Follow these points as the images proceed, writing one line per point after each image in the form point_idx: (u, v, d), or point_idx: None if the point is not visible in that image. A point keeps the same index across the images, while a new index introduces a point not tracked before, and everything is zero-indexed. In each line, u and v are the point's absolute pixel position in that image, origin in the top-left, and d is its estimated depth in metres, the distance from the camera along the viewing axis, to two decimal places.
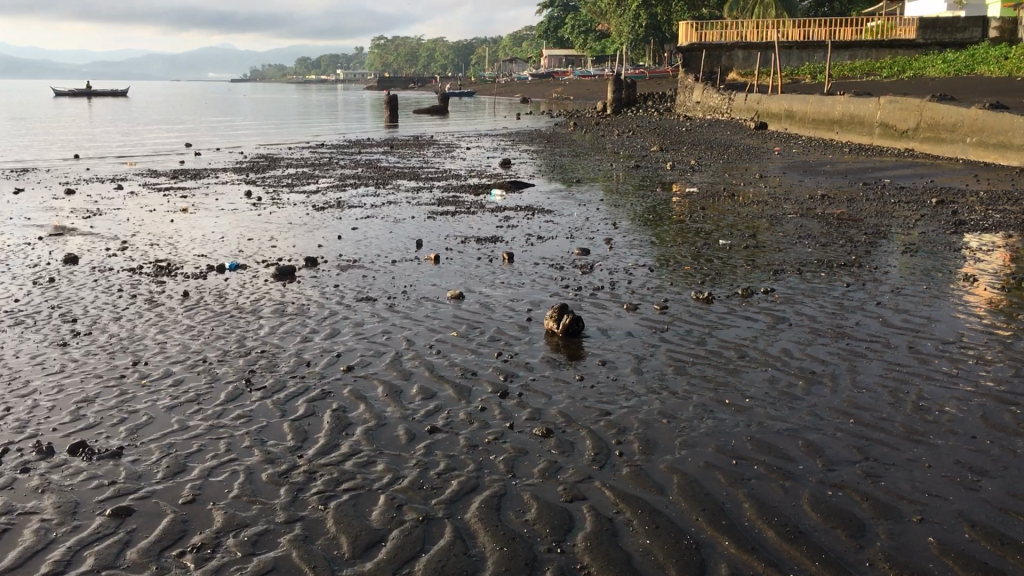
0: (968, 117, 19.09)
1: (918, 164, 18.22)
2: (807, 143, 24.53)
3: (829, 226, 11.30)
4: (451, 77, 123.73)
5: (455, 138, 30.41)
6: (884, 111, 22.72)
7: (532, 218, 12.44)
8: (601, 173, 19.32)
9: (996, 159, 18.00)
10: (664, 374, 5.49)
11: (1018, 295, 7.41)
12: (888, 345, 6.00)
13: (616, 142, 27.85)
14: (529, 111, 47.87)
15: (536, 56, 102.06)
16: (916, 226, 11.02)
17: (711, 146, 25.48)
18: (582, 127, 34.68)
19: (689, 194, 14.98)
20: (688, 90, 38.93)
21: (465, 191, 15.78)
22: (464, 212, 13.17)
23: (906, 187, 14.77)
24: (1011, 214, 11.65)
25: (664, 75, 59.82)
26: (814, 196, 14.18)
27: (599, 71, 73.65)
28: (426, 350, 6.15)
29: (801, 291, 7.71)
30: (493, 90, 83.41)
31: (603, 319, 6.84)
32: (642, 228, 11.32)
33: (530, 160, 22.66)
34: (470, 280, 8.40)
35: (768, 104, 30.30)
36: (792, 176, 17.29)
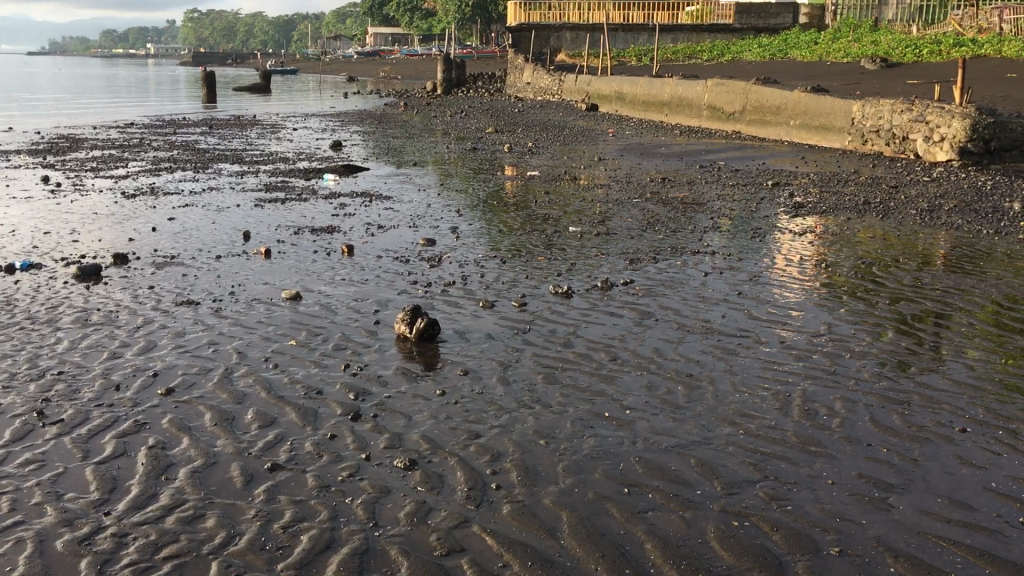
0: (792, 100, 19.75)
1: (747, 146, 18.67)
2: (638, 124, 24.82)
3: (675, 210, 11.17)
4: (272, 55, 119.36)
5: (281, 119, 28.98)
6: (711, 93, 23.21)
7: (370, 205, 11.71)
8: (437, 156, 18.71)
9: (819, 140, 18.68)
10: (532, 384, 4.96)
11: (873, 280, 7.40)
12: (760, 340, 5.72)
13: (449, 123, 27.30)
14: (357, 91, 46.53)
15: (360, 34, 99.94)
16: (758, 209, 11.07)
17: (544, 127, 25.33)
18: (413, 107, 33.85)
19: (530, 178, 14.65)
20: (518, 70, 38.83)
21: (295, 176, 14.80)
22: (295, 199, 12.27)
23: (740, 169, 14.99)
24: (844, 195, 11.95)
25: (491, 55, 59.73)
26: (654, 179, 14.15)
27: (426, 51, 72.76)
28: (261, 363, 5.38)
29: (660, 280, 7.41)
30: (317, 67, 80.89)
31: (458, 319, 6.27)
32: (487, 215, 10.83)
33: (361, 142, 21.72)
34: (306, 277, 7.61)
35: (598, 86, 30.54)
36: (629, 158, 17.29)
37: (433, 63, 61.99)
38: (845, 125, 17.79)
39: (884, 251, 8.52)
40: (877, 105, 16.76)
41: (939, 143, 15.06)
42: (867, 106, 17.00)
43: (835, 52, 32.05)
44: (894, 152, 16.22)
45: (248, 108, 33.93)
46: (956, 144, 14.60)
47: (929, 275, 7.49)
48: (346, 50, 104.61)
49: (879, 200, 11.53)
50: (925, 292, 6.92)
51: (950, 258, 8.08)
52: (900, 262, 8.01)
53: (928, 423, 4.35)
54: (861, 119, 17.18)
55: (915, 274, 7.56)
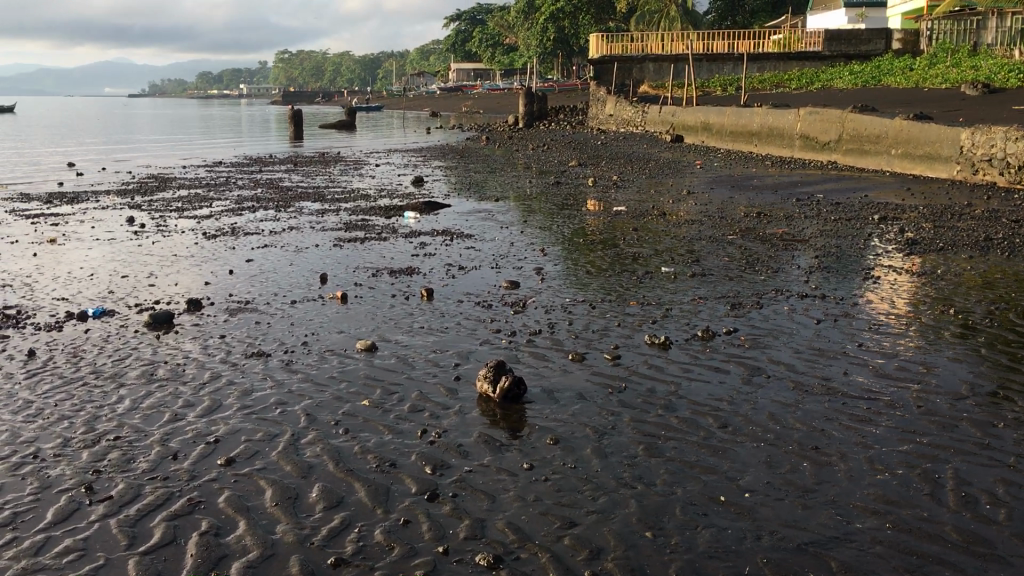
0: (892, 128, 18.76)
1: (846, 177, 17.74)
2: (727, 156, 24.02)
3: (775, 248, 10.41)
4: (358, 91, 121.63)
5: (364, 154, 29.03)
6: (804, 122, 22.31)
7: (451, 244, 11.28)
8: (520, 191, 18.24)
9: (923, 170, 17.65)
10: (633, 456, 4.36)
11: (1011, 328, 6.57)
12: (893, 405, 5.00)
13: (532, 157, 26.92)
14: (439, 126, 46.72)
15: (444, 70, 101.03)
16: (866, 246, 10.23)
17: (629, 159, 24.71)
18: (496, 141, 33.60)
19: (617, 213, 14.06)
20: (600, 103, 38.34)
21: (375, 213, 14.48)
22: (375, 238, 11.91)
23: (842, 202, 14.12)
24: (960, 231, 11.01)
25: (573, 88, 59.41)
26: (749, 214, 13.40)
27: (508, 85, 72.99)
28: (331, 427, 4.90)
29: (768, 328, 6.73)
30: (400, 103, 81.85)
31: (546, 375, 5.70)
32: (573, 255, 10.27)
33: (443, 177, 21.44)
34: (383, 325, 7.16)
35: (683, 117, 29.84)
36: (720, 191, 16.54)
37: (516, 98, 62.01)
38: (952, 153, 16.76)
39: (1017, 295, 7.64)
40: (989, 132, 15.70)
41: None
42: (977, 133, 15.97)
43: (932, 78, 30.71)
44: (1010, 182, 15.20)
45: (332, 144, 34.16)
46: None
47: None
48: (429, 86, 105.94)
49: (1001, 235, 10.57)
50: None
51: None
52: None
53: None
54: (971, 147, 16.14)
55: None
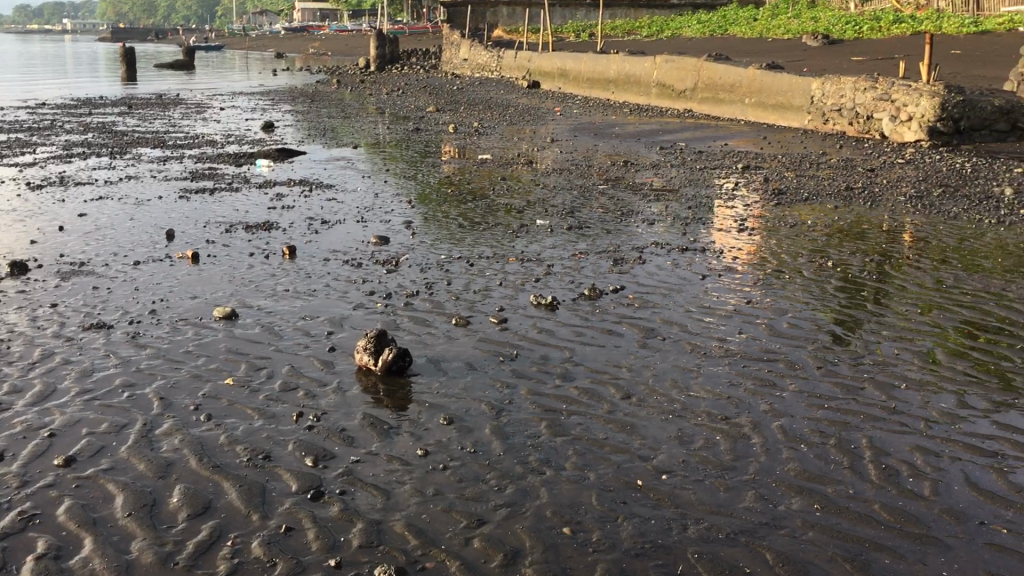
0: (746, 78, 19.03)
1: (704, 126, 17.89)
2: (584, 102, 23.90)
3: (646, 199, 10.24)
4: (194, 29, 115.20)
5: (206, 97, 27.30)
6: (660, 70, 22.40)
7: (310, 195, 10.56)
8: (377, 137, 17.49)
9: (776, 119, 18.01)
10: (536, 436, 3.98)
11: (890, 280, 6.57)
12: (793, 367, 4.81)
13: (387, 102, 25.99)
14: (284, 67, 44.71)
15: (286, 9, 96.88)
16: (734, 197, 10.21)
17: (487, 105, 24.21)
18: (346, 84, 32.35)
19: (482, 162, 13.63)
20: (453, 47, 37.52)
21: (223, 160, 13.49)
22: (225, 189, 11.03)
23: (704, 152, 14.17)
24: (821, 180, 11.19)
25: (423, 31, 58.07)
26: (615, 163, 13.23)
27: (356, 27, 70.77)
28: (191, 414, 4.30)
29: (654, 285, 6.49)
30: (241, 43, 77.94)
31: (430, 343, 5.25)
32: (442, 207, 9.78)
33: (294, 122, 20.35)
34: (243, 289, 6.50)
35: (539, 63, 29.52)
36: (583, 140, 16.34)
37: (364, 40, 60.10)
38: (803, 103, 17.14)
39: (887, 245, 7.71)
40: (839, 82, 16.11)
41: (906, 123, 14.42)
42: (828, 83, 16.38)
43: (775, 28, 31.47)
44: (858, 132, 15.53)
45: (169, 86, 32.00)
46: (926, 123, 13.94)
47: (950, 274, 6.69)
48: (271, 25, 101.53)
49: (860, 184, 10.80)
50: (955, 297, 6.08)
51: (963, 253, 7.29)
52: (911, 259, 7.19)
53: None
54: (822, 97, 16.54)
55: (934, 273, 6.74)
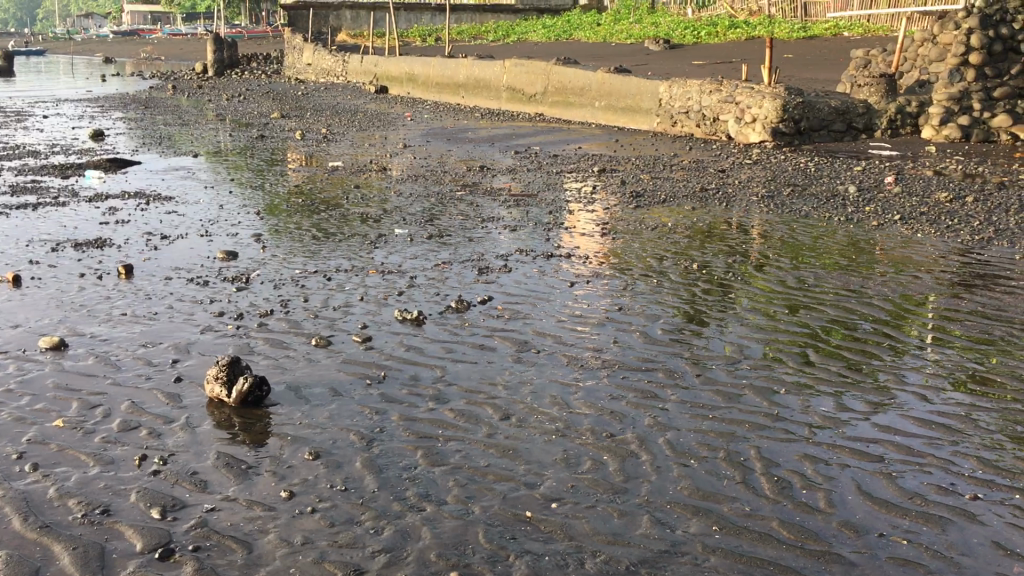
0: (595, 81, 19.25)
1: (556, 129, 17.94)
2: (435, 107, 23.63)
3: (506, 204, 10.06)
4: (14, 33, 107.97)
5: (28, 104, 25.40)
6: (510, 74, 22.37)
7: (148, 208, 9.83)
8: (220, 145, 16.66)
9: (625, 122, 18.26)
10: (412, 467, 3.66)
11: (754, 281, 6.60)
12: (672, 376, 4.68)
13: (228, 108, 24.90)
14: (115, 72, 42.36)
15: (116, 13, 92.15)
16: (593, 200, 10.17)
17: (335, 111, 23.57)
18: (184, 90, 30.87)
19: (333, 170, 13.13)
20: (296, 51, 36.49)
21: (48, 172, 12.45)
22: (51, 203, 10.13)
23: (559, 155, 14.15)
24: (675, 182, 11.33)
25: (264, 35, 56.41)
26: (471, 168, 13.02)
27: (192, 31, 67.99)
28: (12, 465, 3.75)
29: (523, 295, 6.27)
30: (66, 47, 73.51)
31: (289, 369, 4.83)
32: (294, 218, 9.28)
33: (127, 130, 19.13)
34: (73, 315, 5.86)
35: (386, 67, 29.03)
36: (437, 145, 16.05)
37: (201, 44, 57.79)
38: (651, 106, 17.45)
39: (746, 245, 7.79)
40: (685, 85, 16.48)
41: (750, 124, 14.83)
42: (674, 86, 16.73)
43: (618, 33, 32.11)
44: (705, 134, 15.93)
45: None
46: (769, 124, 14.38)
47: (810, 273, 6.79)
48: (100, 28, 96.40)
49: (713, 185, 10.98)
50: (818, 296, 6.13)
51: (819, 253, 7.43)
52: (771, 259, 7.26)
53: (930, 491, 3.41)
54: (669, 100, 16.88)
55: (795, 272, 6.83)
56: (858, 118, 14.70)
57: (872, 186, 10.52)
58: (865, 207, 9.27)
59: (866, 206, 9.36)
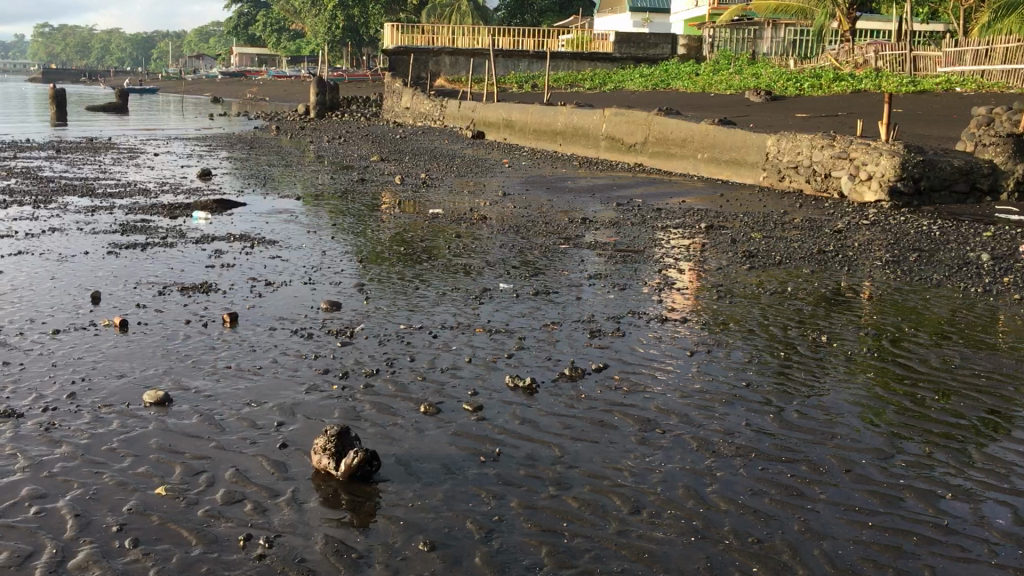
0: (699, 133, 18.88)
1: (658, 181, 17.58)
2: (532, 154, 23.54)
3: (613, 259, 9.72)
4: (129, 72, 113.16)
5: (139, 142, 26.21)
6: (610, 123, 22.15)
7: (252, 251, 9.80)
8: (322, 188, 16.77)
9: (729, 176, 17.79)
10: (540, 568, 3.32)
11: (894, 358, 6.11)
12: (818, 470, 4.24)
13: (329, 150, 25.25)
14: (222, 112, 43.72)
15: (224, 55, 95.57)
16: (704, 259, 9.75)
17: (433, 155, 23.65)
18: (286, 131, 31.52)
19: (434, 217, 13.02)
20: (396, 95, 37.03)
21: (156, 211, 12.60)
22: (158, 243, 10.19)
23: (663, 209, 13.78)
24: (789, 242, 10.82)
25: (363, 79, 57.67)
26: (574, 219, 12.75)
27: (295, 73, 70.04)
28: (113, 539, 3.53)
29: (642, 363, 5.90)
30: (176, 87, 76.52)
31: (399, 438, 4.55)
32: (397, 268, 9.12)
33: (232, 170, 19.46)
34: (178, 366, 5.71)
35: (483, 113, 29.16)
36: (537, 194, 15.84)
37: (303, 86, 59.39)
38: (758, 160, 16.97)
39: (878, 316, 7.26)
40: (794, 139, 15.98)
41: (866, 182, 14.23)
42: (783, 140, 16.23)
43: (718, 83, 31.73)
44: (816, 190, 15.39)
45: (99, 130, 30.80)
46: (886, 183, 13.73)
47: (956, 352, 6.27)
48: (208, 68, 100.26)
49: (831, 247, 10.44)
50: (969, 382, 5.60)
51: (960, 329, 6.88)
52: (908, 334, 6.72)
53: None
54: (777, 154, 16.40)
55: (938, 351, 6.31)
56: (983, 180, 14.15)
57: (1006, 253, 9.85)
58: (1003, 278, 8.64)
59: (1003, 276, 8.73)
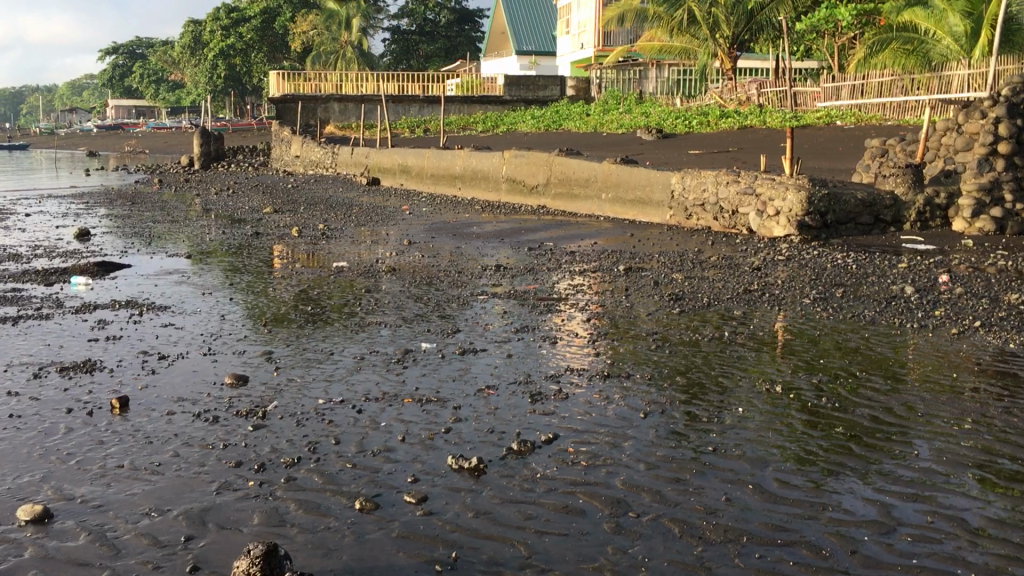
0: (601, 173, 18.69)
1: (564, 224, 17.24)
2: (431, 200, 22.99)
3: (536, 310, 9.21)
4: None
5: (9, 201, 24.50)
6: (509, 166, 21.81)
7: (141, 320, 8.89)
8: (212, 244, 15.79)
9: (635, 215, 17.61)
10: None
11: (856, 406, 5.74)
12: (821, 554, 3.74)
13: (218, 203, 24.11)
14: (99, 166, 41.80)
15: (100, 105, 92.22)
16: (630, 305, 9.32)
17: (329, 205, 22.84)
18: (170, 184, 30.11)
19: (338, 271, 12.28)
20: (284, 143, 35.99)
21: (30, 278, 11.47)
22: (33, 315, 9.16)
23: (577, 252, 13.40)
24: (712, 283, 10.51)
25: (248, 128, 56.31)
26: (487, 268, 12.21)
27: (176, 124, 67.92)
28: None
29: (595, 431, 5.35)
30: (49, 142, 73.17)
31: (336, 550, 3.85)
32: (305, 331, 8.36)
33: (112, 228, 18.21)
34: (60, 468, 4.86)
35: (377, 159, 28.51)
36: (444, 241, 15.26)
37: (185, 137, 57.52)
38: (663, 198, 16.85)
39: (824, 359, 6.93)
40: (699, 176, 15.91)
41: (774, 217, 14.18)
42: (688, 178, 16.16)
43: (609, 123, 31.93)
44: (723, 227, 15.32)
45: None
46: (794, 217, 13.69)
47: (915, 395, 5.95)
48: (83, 122, 96.55)
49: (756, 285, 10.19)
50: (941, 430, 5.24)
51: (911, 368, 6.58)
52: (861, 378, 6.37)
53: None
54: (683, 191, 16.33)
55: (898, 394, 5.98)
56: (886, 211, 14.16)
57: (929, 284, 9.75)
58: (935, 311, 8.46)
59: (934, 308, 8.58)
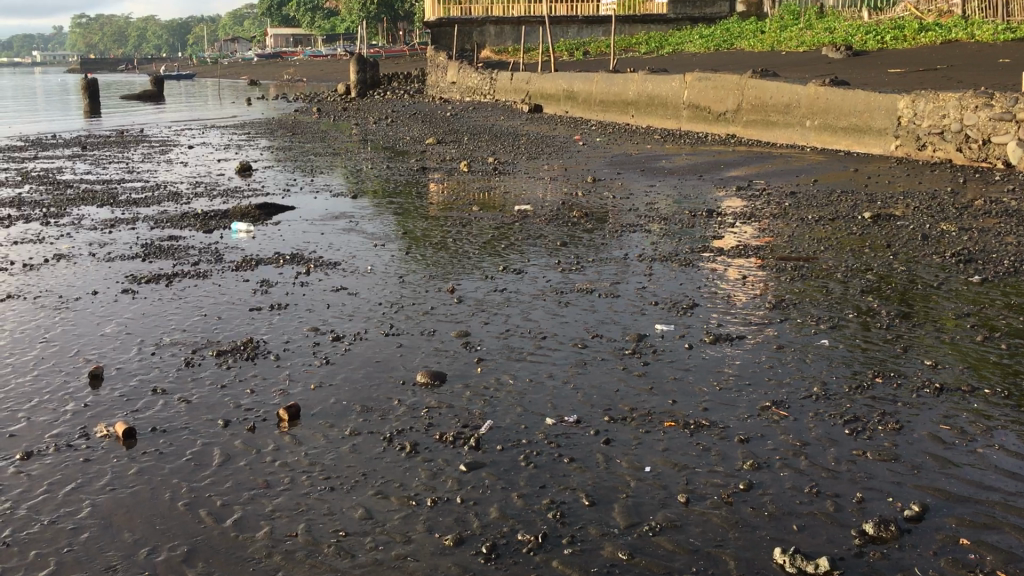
0: (806, 97, 16.24)
1: (767, 156, 15.03)
2: (601, 129, 21.05)
3: (786, 276, 7.29)
4: (166, 61, 112.10)
5: (175, 132, 24.07)
6: (692, 89, 19.52)
7: (309, 281, 7.52)
8: (376, 180, 14.46)
9: (848, 145, 15.20)
10: None
11: None
12: None
13: (378, 132, 22.93)
14: (261, 95, 41.56)
15: (260, 36, 93.67)
16: (909, 270, 7.29)
17: (492, 134, 21.27)
18: (328, 113, 29.15)
19: (524, 215, 10.67)
20: (439, 69, 34.47)
21: (187, 223, 10.38)
22: (188, 272, 7.94)
23: (799, 193, 11.29)
24: (1000, 237, 8.32)
25: (401, 54, 55.13)
26: (697, 214, 10.31)
27: (331, 52, 67.85)
28: None
29: (986, 501, 3.51)
30: (213, 72, 74.63)
31: None
32: (503, 301, 6.74)
33: (273, 162, 17.20)
34: (209, 536, 3.43)
35: (538, 85, 26.67)
36: (633, 178, 13.40)
37: (342, 65, 57.11)
38: (887, 125, 14.39)
39: None
40: (939, 99, 13.41)
41: None
42: (922, 100, 13.67)
43: (788, 40, 28.83)
44: (970, 159, 12.91)
45: (133, 120, 28.73)
46: None
47: None
48: (243, 53, 98.45)
49: None
50: None
51: None
52: None
53: None
54: (913, 118, 13.85)
55: None
56: None
57: None
58: None
59: None
